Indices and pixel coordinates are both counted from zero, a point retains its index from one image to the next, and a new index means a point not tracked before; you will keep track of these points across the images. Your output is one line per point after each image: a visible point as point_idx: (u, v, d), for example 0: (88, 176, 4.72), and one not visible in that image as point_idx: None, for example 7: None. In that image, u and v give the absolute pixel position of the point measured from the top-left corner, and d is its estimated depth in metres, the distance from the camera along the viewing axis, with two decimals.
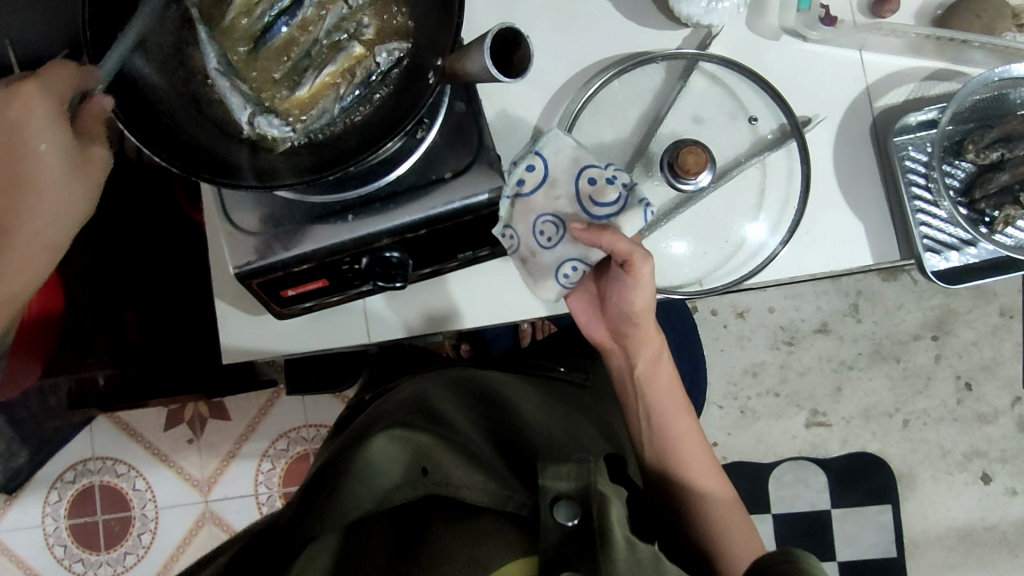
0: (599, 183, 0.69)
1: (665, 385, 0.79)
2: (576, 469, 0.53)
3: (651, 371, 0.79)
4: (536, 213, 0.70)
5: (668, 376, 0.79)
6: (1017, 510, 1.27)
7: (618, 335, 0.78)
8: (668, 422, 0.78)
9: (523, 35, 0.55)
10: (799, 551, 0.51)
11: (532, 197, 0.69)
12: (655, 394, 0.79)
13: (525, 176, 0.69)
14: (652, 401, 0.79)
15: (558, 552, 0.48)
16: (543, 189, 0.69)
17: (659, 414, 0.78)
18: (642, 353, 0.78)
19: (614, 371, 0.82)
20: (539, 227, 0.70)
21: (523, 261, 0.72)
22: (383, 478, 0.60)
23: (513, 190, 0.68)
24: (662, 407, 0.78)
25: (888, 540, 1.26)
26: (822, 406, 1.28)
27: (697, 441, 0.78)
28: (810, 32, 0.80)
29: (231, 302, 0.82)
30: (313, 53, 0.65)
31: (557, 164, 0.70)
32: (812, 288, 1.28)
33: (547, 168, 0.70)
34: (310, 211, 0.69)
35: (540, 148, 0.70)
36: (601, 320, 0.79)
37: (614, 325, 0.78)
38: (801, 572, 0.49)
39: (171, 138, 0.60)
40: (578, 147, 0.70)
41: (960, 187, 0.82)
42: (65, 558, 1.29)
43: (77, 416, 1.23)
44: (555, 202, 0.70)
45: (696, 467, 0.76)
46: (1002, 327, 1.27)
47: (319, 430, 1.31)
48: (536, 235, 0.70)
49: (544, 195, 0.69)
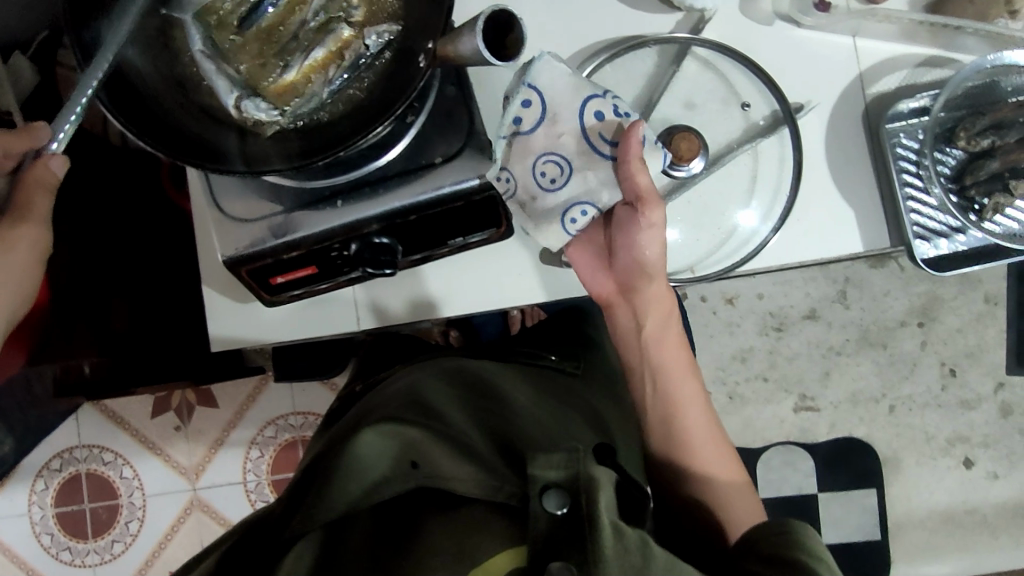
0: (607, 118, 0.70)
1: (671, 347, 0.78)
2: (567, 456, 0.53)
3: (659, 332, 0.78)
4: (536, 154, 0.71)
5: (675, 338, 0.79)
6: (999, 493, 1.28)
7: (626, 287, 0.77)
8: (670, 387, 0.77)
9: (515, 17, 0.54)
10: (798, 524, 0.56)
11: (532, 135, 0.71)
12: (660, 354, 0.78)
13: (522, 113, 0.70)
14: (656, 362, 0.78)
15: (546, 542, 0.49)
16: (542, 129, 0.71)
17: (664, 378, 0.78)
18: (652, 311, 0.77)
19: (620, 332, 0.80)
20: (540, 168, 0.71)
21: (522, 207, 0.72)
22: (372, 473, 0.59)
23: (511, 129, 0.70)
24: (666, 369, 0.78)
25: (871, 522, 1.28)
26: (810, 392, 1.29)
27: (699, 412, 0.77)
28: (803, 18, 0.80)
29: (221, 290, 0.81)
30: (300, 35, 0.63)
31: (555, 97, 0.70)
32: (801, 275, 1.29)
33: (546, 102, 0.70)
34: (299, 198, 0.68)
35: (533, 81, 0.70)
36: (606, 273, 0.78)
37: (627, 276, 0.76)
38: (795, 541, 0.54)
39: (156, 122, 0.58)
40: (570, 79, 0.70)
41: (951, 174, 0.81)
42: (52, 546, 1.28)
43: (61, 405, 1.20)
44: (556, 140, 0.71)
45: (698, 439, 0.76)
46: (986, 314, 1.27)
47: (306, 418, 1.30)
48: (539, 176, 0.71)
49: (544, 133, 0.71)
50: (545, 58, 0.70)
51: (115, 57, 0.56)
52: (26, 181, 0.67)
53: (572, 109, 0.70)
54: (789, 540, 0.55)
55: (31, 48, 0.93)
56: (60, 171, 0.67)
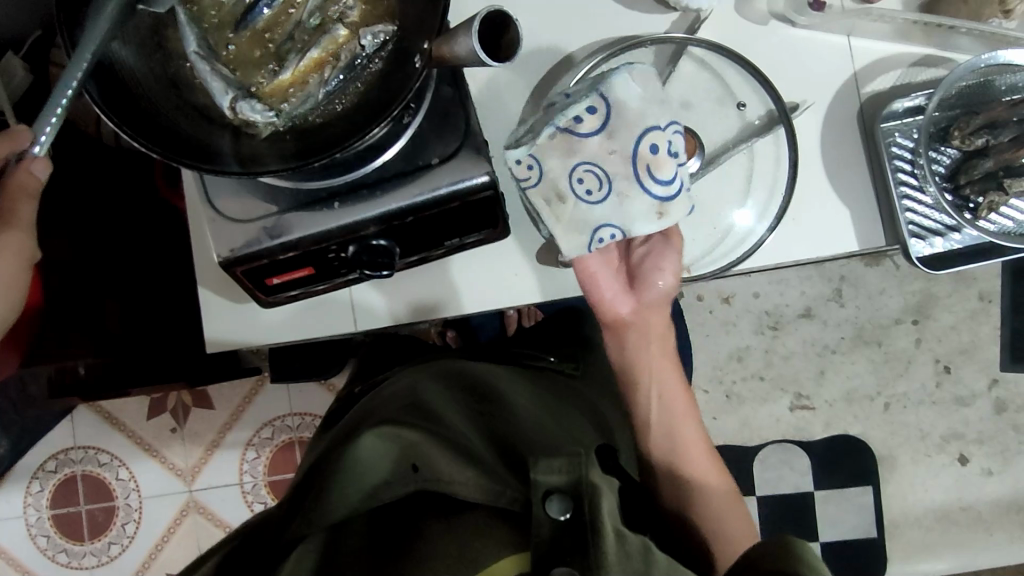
0: (660, 153, 0.66)
1: (668, 359, 0.79)
2: (568, 462, 0.53)
3: (662, 349, 0.78)
4: (580, 160, 0.66)
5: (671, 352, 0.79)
6: (993, 490, 1.29)
7: (644, 311, 0.77)
8: (670, 399, 0.77)
9: (512, 19, 0.54)
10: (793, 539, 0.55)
11: (584, 140, 0.66)
12: (662, 368, 0.78)
13: (584, 115, 0.66)
14: (659, 376, 0.78)
15: (550, 547, 0.48)
16: (598, 138, 0.66)
17: (667, 387, 0.78)
18: (658, 330, 0.78)
19: (627, 351, 0.78)
20: (579, 176, 0.67)
21: (547, 204, 0.68)
22: (372, 477, 0.60)
23: (567, 124, 0.66)
24: (667, 380, 0.78)
25: (868, 521, 1.28)
26: (805, 390, 1.29)
27: (694, 426, 0.78)
28: (798, 18, 0.80)
29: (213, 289, 0.80)
30: (296, 35, 0.64)
31: (620, 113, 0.65)
32: (796, 274, 1.29)
33: (610, 113, 0.66)
34: (295, 199, 0.68)
35: (607, 90, 0.65)
36: (622, 297, 0.76)
37: (649, 299, 0.76)
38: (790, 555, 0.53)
39: (151, 123, 0.58)
40: (643, 101, 0.65)
41: (945, 173, 0.82)
42: (49, 548, 1.28)
43: (56, 406, 1.20)
44: (606, 156, 0.66)
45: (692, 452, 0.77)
46: (980, 312, 1.28)
47: (303, 418, 1.30)
48: (575, 182, 0.67)
49: (598, 143, 0.66)
50: (626, 70, 0.65)
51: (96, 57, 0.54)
52: (8, 187, 0.67)
53: (633, 132, 0.65)
54: (788, 557, 0.53)
55: (24, 48, 0.92)
56: (42, 174, 0.66)
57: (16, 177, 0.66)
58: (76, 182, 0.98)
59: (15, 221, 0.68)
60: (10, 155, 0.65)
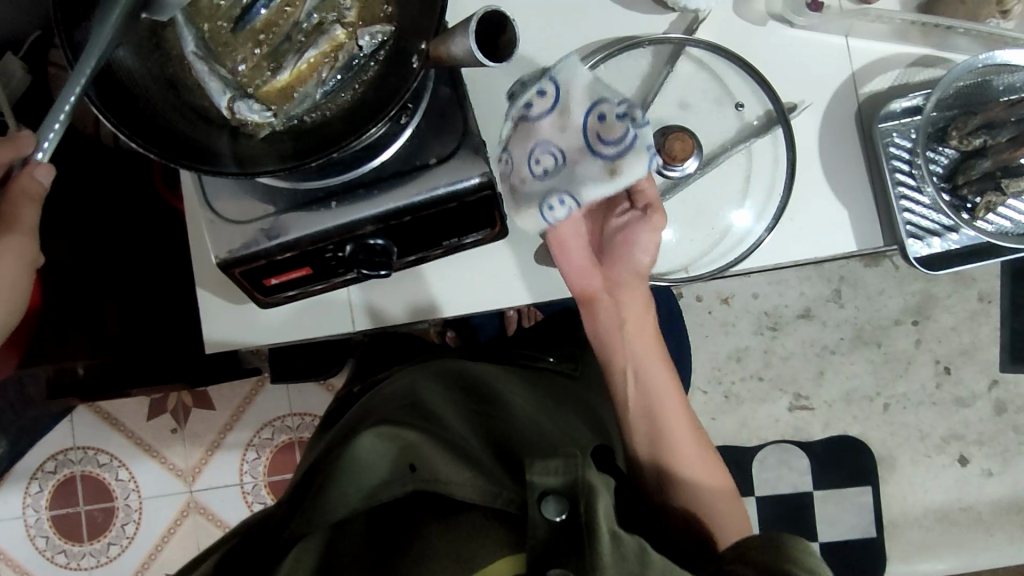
0: (608, 119, 0.68)
1: (647, 339, 0.78)
2: (565, 462, 0.53)
3: (638, 329, 0.77)
4: (534, 139, 0.71)
5: (649, 328, 0.78)
6: (993, 491, 1.29)
7: (615, 287, 0.77)
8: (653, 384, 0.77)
9: (507, 19, 0.54)
10: (792, 537, 0.56)
11: (538, 121, 0.71)
12: (639, 348, 0.77)
13: (536, 100, 0.71)
14: (637, 355, 0.77)
15: (546, 550, 0.49)
16: (551, 116, 0.70)
17: (645, 368, 0.77)
18: (633, 306, 0.77)
19: (600, 328, 0.78)
20: (535, 155, 0.71)
21: (509, 187, 0.73)
22: (370, 477, 0.59)
23: (521, 112, 0.72)
24: (645, 362, 0.77)
25: (867, 521, 1.28)
26: (804, 390, 1.29)
27: (684, 421, 0.77)
28: (796, 18, 0.80)
29: (213, 290, 0.80)
30: (293, 35, 0.64)
31: (569, 91, 0.70)
32: (795, 274, 1.29)
33: (560, 93, 0.70)
34: (293, 199, 0.68)
35: (556, 74, 0.71)
36: (595, 272, 0.77)
37: (619, 275, 0.76)
38: (784, 553, 0.54)
39: (148, 123, 0.58)
40: (594, 82, 0.70)
41: (943, 173, 0.82)
42: (47, 549, 1.28)
43: (55, 406, 1.20)
44: (558, 130, 0.70)
45: (676, 436, 0.76)
46: (980, 313, 1.28)
47: (303, 418, 1.30)
48: (532, 162, 0.71)
49: (552, 121, 0.70)
50: (572, 57, 0.70)
51: (102, 61, 0.54)
52: (11, 191, 0.67)
53: (581, 103, 0.69)
54: (783, 554, 0.54)
55: (24, 49, 0.93)
56: (44, 180, 0.67)
57: (18, 183, 0.67)
58: (74, 183, 0.98)
59: (15, 225, 0.68)
60: (12, 161, 0.67)
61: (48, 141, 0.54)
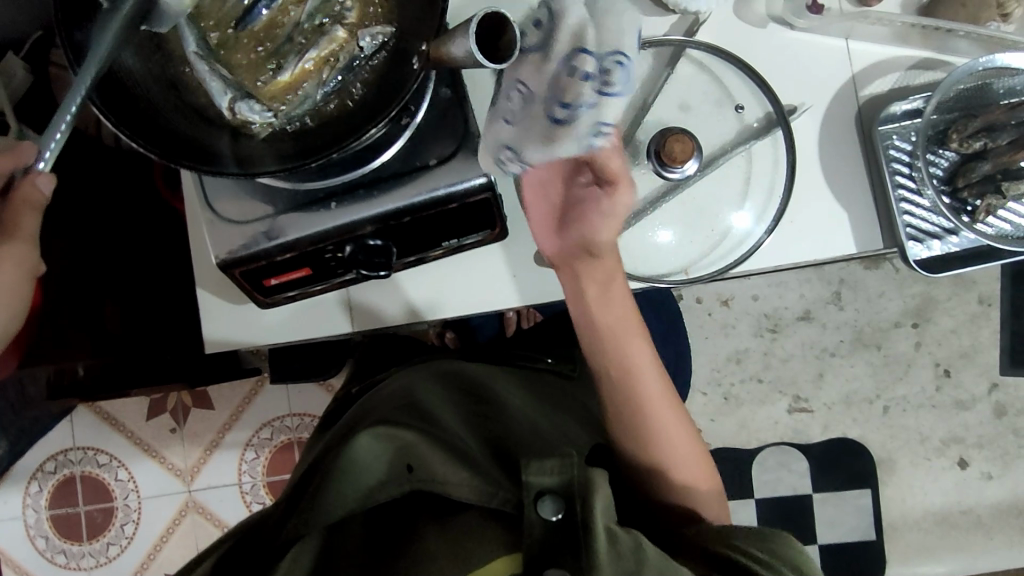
0: (576, 77, 0.58)
1: (619, 316, 0.72)
2: (560, 462, 0.53)
3: (609, 305, 0.72)
4: (511, 74, 0.62)
5: (621, 303, 0.72)
6: (992, 494, 1.28)
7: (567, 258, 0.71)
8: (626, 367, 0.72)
9: (508, 20, 0.53)
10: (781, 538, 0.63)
11: (524, 52, 0.61)
12: (611, 326, 0.72)
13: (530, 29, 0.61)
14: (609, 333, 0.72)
15: (542, 548, 0.49)
16: (534, 50, 0.60)
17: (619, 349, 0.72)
18: (596, 280, 0.71)
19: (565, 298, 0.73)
20: (507, 91, 0.62)
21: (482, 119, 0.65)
22: (367, 477, 0.60)
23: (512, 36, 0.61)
24: (620, 341, 0.72)
25: (866, 524, 1.28)
26: (804, 393, 1.29)
27: (665, 404, 0.72)
28: (797, 20, 0.80)
29: (212, 290, 0.80)
30: (295, 36, 0.63)
31: (560, 27, 0.59)
32: (795, 276, 1.29)
33: (552, 25, 0.59)
34: (293, 199, 0.68)
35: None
36: (550, 236, 0.71)
37: (569, 248, 0.70)
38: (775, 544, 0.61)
39: (150, 123, 0.58)
40: (590, 21, 0.58)
41: (943, 176, 0.82)
42: (46, 549, 1.28)
43: (55, 406, 1.19)
44: (532, 71, 0.60)
45: (656, 417, 0.72)
46: (980, 316, 1.28)
47: (302, 419, 1.30)
48: (504, 99, 0.62)
49: (533, 57, 0.60)
50: None
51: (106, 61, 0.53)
52: (12, 201, 0.65)
53: (563, 46, 0.58)
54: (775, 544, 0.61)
55: (25, 49, 0.93)
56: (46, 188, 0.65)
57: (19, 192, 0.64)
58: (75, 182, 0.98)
59: (16, 232, 0.67)
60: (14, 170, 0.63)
61: (50, 150, 0.52)
